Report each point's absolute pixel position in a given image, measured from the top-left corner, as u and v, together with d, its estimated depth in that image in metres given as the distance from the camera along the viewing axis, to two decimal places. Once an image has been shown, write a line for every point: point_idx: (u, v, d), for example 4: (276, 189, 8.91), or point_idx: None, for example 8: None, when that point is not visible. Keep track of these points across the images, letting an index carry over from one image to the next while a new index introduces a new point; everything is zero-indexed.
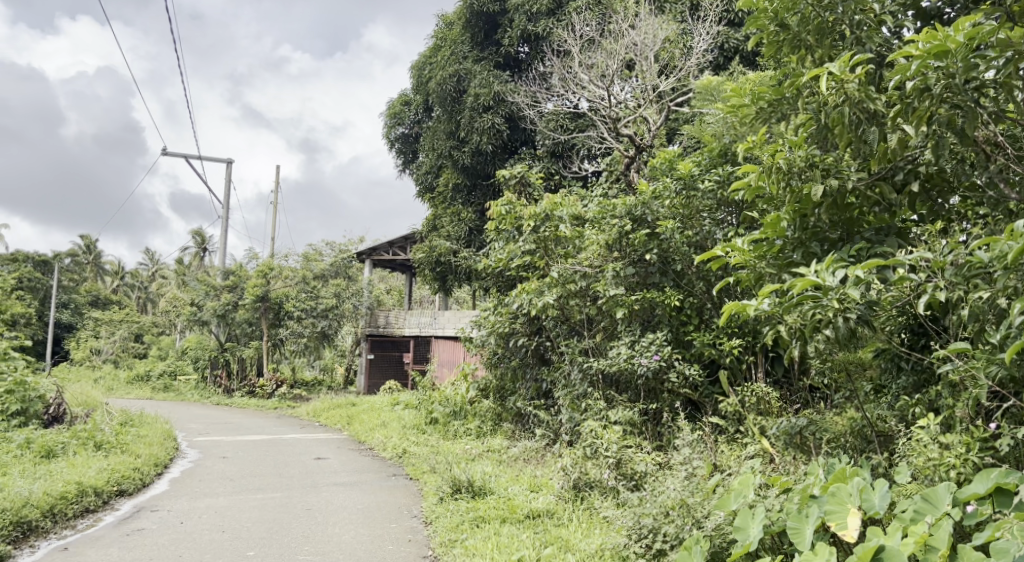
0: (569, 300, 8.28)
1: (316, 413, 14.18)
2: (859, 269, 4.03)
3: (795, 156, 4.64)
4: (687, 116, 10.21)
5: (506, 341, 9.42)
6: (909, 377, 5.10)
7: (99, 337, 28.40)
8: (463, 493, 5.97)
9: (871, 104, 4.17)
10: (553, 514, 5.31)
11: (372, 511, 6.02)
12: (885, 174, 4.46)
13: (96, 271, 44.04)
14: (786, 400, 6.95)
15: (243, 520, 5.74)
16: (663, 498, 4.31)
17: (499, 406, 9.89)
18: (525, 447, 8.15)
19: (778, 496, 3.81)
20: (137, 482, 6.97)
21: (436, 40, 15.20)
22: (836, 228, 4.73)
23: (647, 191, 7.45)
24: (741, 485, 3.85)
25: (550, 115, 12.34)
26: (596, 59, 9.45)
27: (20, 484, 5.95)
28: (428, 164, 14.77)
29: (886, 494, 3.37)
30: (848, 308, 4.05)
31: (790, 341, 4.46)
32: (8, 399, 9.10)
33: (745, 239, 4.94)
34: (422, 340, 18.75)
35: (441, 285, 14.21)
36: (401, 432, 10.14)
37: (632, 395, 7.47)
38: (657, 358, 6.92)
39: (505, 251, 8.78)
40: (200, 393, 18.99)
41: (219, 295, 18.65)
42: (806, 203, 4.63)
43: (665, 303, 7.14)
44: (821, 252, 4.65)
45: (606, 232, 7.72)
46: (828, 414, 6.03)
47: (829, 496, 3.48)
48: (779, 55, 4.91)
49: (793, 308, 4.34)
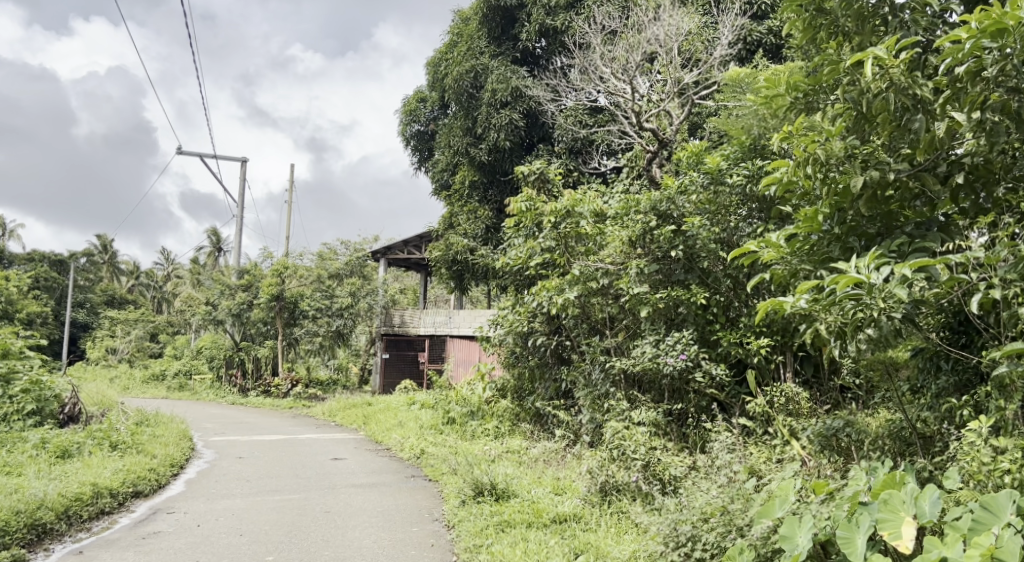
0: (591, 299, 8.09)
1: (332, 413, 14.08)
2: (907, 268, 3.82)
3: (832, 147, 4.46)
4: (710, 111, 10.01)
5: (524, 340, 9.24)
6: (950, 377, 4.91)
7: (115, 336, 28.44)
8: (485, 495, 5.81)
9: (917, 90, 3.99)
10: (580, 518, 5.16)
11: (392, 514, 5.86)
12: (927, 166, 4.25)
13: (112, 271, 44.25)
14: (816, 401, 6.78)
15: (261, 523, 5.61)
16: (702, 504, 4.16)
17: (517, 406, 9.70)
18: (546, 448, 7.99)
19: (823, 503, 3.64)
20: (153, 483, 6.86)
21: (452, 35, 15.01)
22: (875, 222, 4.48)
23: (672, 185, 7.25)
24: (784, 491, 3.69)
25: (570, 110, 12.22)
26: (617, 52, 9.25)
27: (35, 485, 5.86)
28: (443, 162, 14.62)
29: (939, 501, 3.17)
30: (895, 308, 3.86)
31: (829, 340, 4.28)
32: (24, 398, 9.03)
33: (779, 232, 4.76)
34: (438, 340, 18.55)
35: (458, 284, 14.01)
36: (418, 432, 10.00)
37: (655, 395, 7.31)
38: (683, 358, 6.73)
39: (524, 249, 8.60)
40: (215, 393, 18.96)
41: (234, 294, 18.65)
42: (844, 197, 4.44)
43: (691, 301, 6.94)
44: (860, 248, 4.44)
45: (629, 228, 7.52)
46: (863, 416, 5.85)
47: (880, 503, 3.29)
48: (815, 42, 4.73)
49: (833, 306, 4.17)
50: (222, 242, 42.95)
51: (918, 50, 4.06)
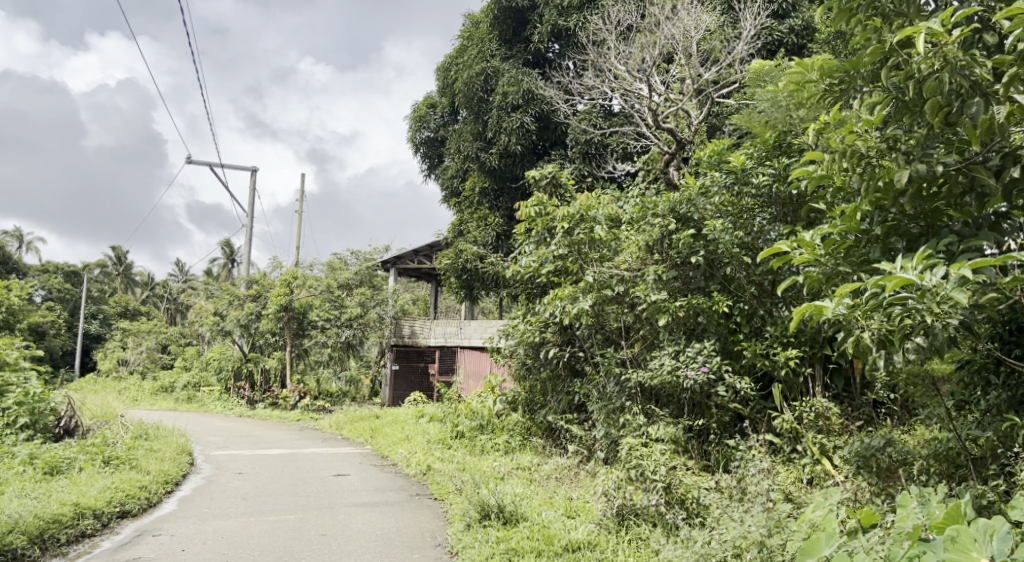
0: (605, 307, 7.68)
1: (340, 426, 13.68)
2: (966, 267, 3.36)
3: (871, 138, 4.07)
4: (730, 111, 9.59)
5: (536, 351, 8.85)
6: (1003, 393, 4.44)
7: (127, 348, 28.31)
8: (492, 519, 5.39)
9: (974, 70, 3.55)
10: (595, 546, 4.75)
11: (391, 539, 5.46)
12: (979, 158, 3.76)
13: (127, 284, 44.43)
14: (847, 417, 6.34)
15: (250, 547, 5.23)
16: (735, 537, 3.95)
17: (529, 419, 9.30)
18: (558, 464, 7.57)
19: (875, 538, 3.21)
20: (143, 502, 6.48)
21: (462, 39, 14.73)
22: (918, 221, 4.07)
23: (694, 186, 6.87)
24: (830, 525, 3.26)
25: (584, 112, 11.89)
26: (632, 51, 8.91)
27: (10, 505, 5.50)
28: (453, 168, 14.28)
29: (1012, 538, 2.72)
30: (951, 314, 3.42)
31: (872, 351, 3.85)
32: (17, 411, 8.71)
33: (814, 232, 4.38)
34: (448, 351, 18.31)
35: (467, 294, 13.58)
36: (425, 447, 9.53)
37: (674, 410, 6.86)
38: (704, 369, 6.27)
39: (535, 256, 8.15)
40: (223, 404, 18.58)
41: (242, 304, 18.39)
42: (885, 192, 4.01)
43: (713, 309, 6.51)
44: (902, 250, 4.03)
45: (646, 233, 7.14)
46: (899, 435, 5.41)
47: (946, 541, 2.82)
48: (850, 26, 4.32)
49: (878, 313, 3.74)
50: (233, 252, 42.67)
51: (975, 26, 3.61)
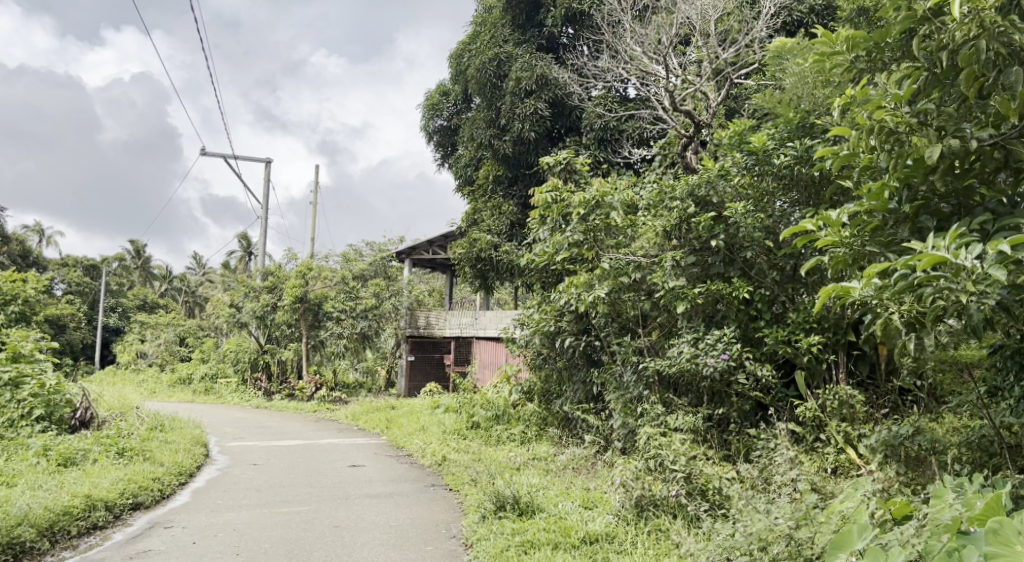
0: (622, 295, 7.52)
1: (356, 417, 13.61)
2: (1004, 244, 3.18)
3: (901, 113, 3.82)
4: (749, 92, 9.38)
5: (552, 341, 8.72)
6: None
7: (145, 341, 28.44)
8: (508, 511, 5.26)
9: (1013, 37, 3.35)
10: (613, 537, 4.63)
11: (404, 530, 5.36)
12: (1016, 132, 3.56)
13: (144, 277, 44.74)
14: (872, 404, 6.17)
15: (262, 540, 5.14)
16: (760, 529, 3.79)
17: (544, 409, 9.17)
18: (574, 455, 7.45)
19: (910, 531, 3.05)
20: (156, 493, 6.42)
21: (475, 25, 14.55)
22: (950, 199, 3.87)
23: (712, 168, 6.69)
24: (862, 517, 3.12)
25: (599, 97, 11.72)
26: (647, 31, 8.72)
27: (20, 497, 5.45)
28: (467, 157, 14.13)
29: None
30: (987, 293, 3.25)
31: (901, 334, 3.68)
32: (32, 403, 8.69)
33: (838, 212, 4.20)
34: (463, 342, 18.42)
35: (481, 283, 13.44)
36: (440, 437, 9.43)
37: (693, 399, 6.70)
38: (725, 357, 6.10)
39: (550, 244, 7.97)
40: (239, 396, 18.58)
41: (258, 296, 18.31)
42: (916, 169, 3.81)
43: (733, 295, 6.34)
44: (933, 229, 3.84)
45: (664, 218, 6.96)
46: (927, 422, 5.24)
47: (988, 534, 2.66)
48: None
49: (909, 294, 3.56)
50: (250, 245, 42.72)
51: None
